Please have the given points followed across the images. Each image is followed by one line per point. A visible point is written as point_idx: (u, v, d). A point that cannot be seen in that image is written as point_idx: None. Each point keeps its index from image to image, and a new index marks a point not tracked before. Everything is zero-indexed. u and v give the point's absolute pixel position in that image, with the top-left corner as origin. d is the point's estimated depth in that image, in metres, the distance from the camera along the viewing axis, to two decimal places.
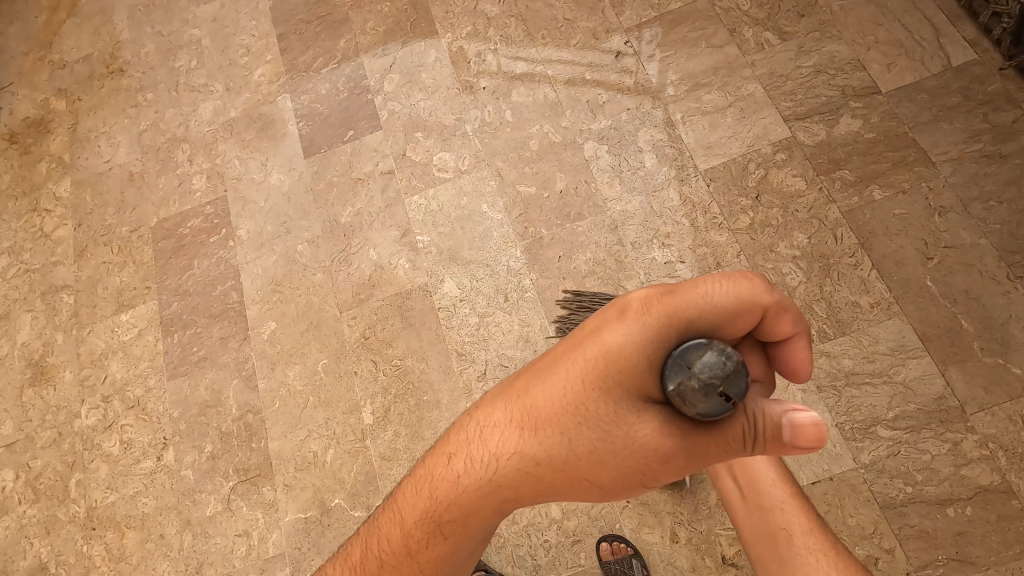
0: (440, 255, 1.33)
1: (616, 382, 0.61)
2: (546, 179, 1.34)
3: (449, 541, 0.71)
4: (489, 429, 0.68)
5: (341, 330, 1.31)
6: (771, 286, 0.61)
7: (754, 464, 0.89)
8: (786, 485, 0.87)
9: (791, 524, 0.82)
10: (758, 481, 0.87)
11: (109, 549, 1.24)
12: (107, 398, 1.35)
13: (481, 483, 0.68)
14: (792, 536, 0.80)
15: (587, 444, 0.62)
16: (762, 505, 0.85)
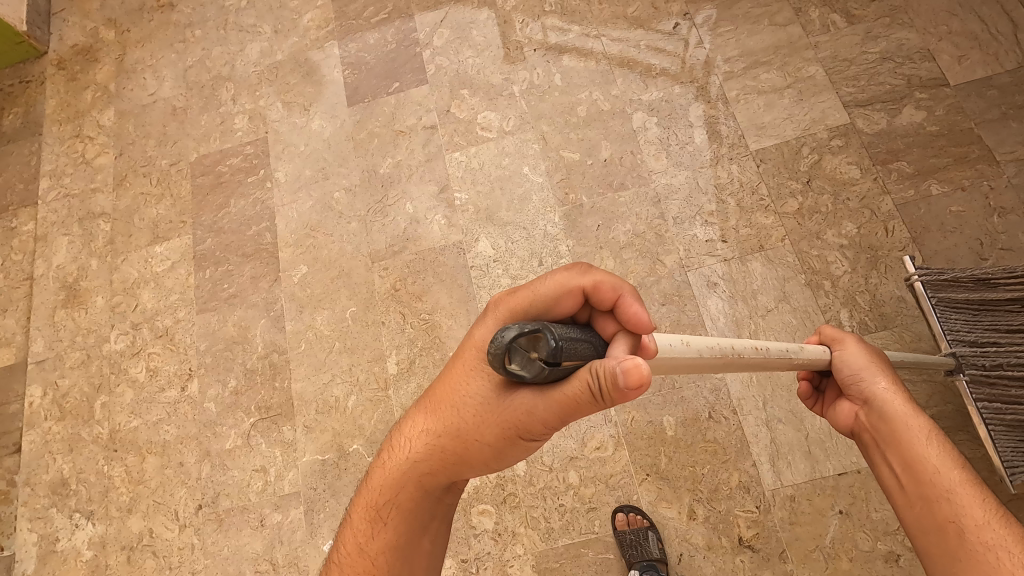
0: (477, 214, 1.31)
1: (476, 359, 0.64)
2: (590, 146, 1.32)
3: (390, 526, 0.68)
4: (406, 422, 0.70)
5: (371, 280, 1.30)
6: (590, 267, 0.64)
7: (919, 442, 0.75)
8: (958, 471, 0.72)
9: (960, 515, 0.69)
10: (923, 466, 0.74)
11: (128, 471, 1.26)
12: (136, 326, 1.37)
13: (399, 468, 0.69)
14: (964, 530, 0.68)
15: (469, 415, 0.63)
16: (925, 493, 0.73)
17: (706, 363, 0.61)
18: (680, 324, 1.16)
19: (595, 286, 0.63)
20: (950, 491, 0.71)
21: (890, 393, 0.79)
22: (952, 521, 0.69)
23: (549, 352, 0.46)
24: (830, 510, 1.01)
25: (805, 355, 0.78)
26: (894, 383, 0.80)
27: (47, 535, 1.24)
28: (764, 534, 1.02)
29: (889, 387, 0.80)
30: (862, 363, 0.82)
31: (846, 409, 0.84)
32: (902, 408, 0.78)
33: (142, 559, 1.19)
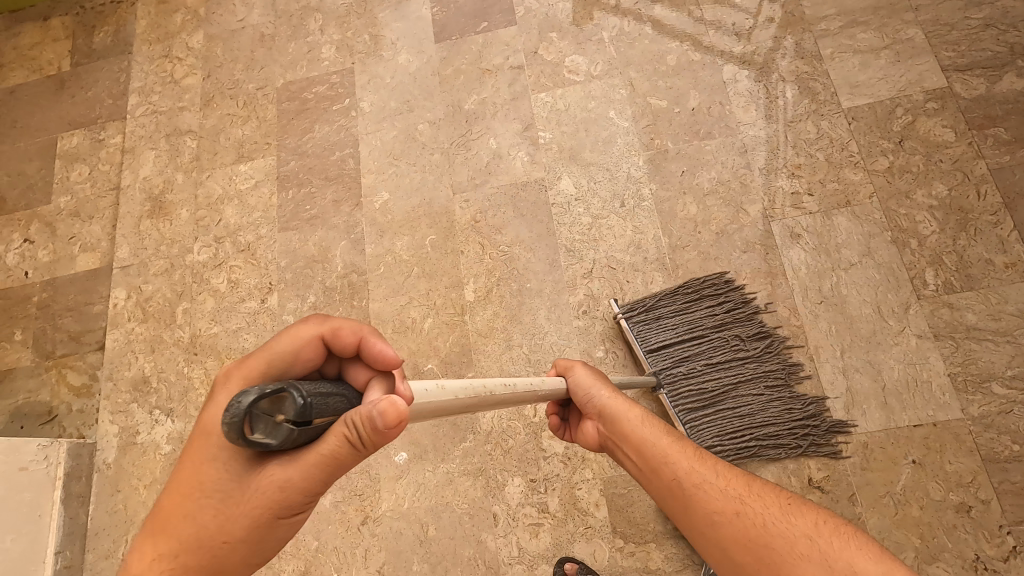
0: (560, 153, 1.33)
1: (212, 449, 0.60)
2: (679, 95, 1.32)
3: None
4: (137, 553, 0.61)
5: (451, 210, 1.33)
6: (320, 322, 0.69)
7: (641, 426, 0.81)
8: (671, 438, 0.79)
9: (678, 471, 0.74)
10: (645, 442, 0.79)
11: (208, 374, 1.31)
12: (219, 240, 1.41)
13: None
14: (682, 484, 0.73)
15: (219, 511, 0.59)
16: (649, 465, 0.77)
17: (459, 403, 0.62)
18: (760, 272, 1.17)
19: (337, 334, 0.67)
20: (664, 452, 0.77)
21: (615, 402, 0.85)
22: (671, 479, 0.74)
23: (296, 412, 0.46)
24: (903, 459, 1.03)
25: (548, 387, 0.81)
26: (614, 391, 0.87)
27: (128, 429, 1.30)
28: (834, 478, 1.04)
29: (608, 398, 0.86)
30: (590, 380, 0.88)
31: (590, 430, 0.89)
32: (624, 407, 0.84)
33: None
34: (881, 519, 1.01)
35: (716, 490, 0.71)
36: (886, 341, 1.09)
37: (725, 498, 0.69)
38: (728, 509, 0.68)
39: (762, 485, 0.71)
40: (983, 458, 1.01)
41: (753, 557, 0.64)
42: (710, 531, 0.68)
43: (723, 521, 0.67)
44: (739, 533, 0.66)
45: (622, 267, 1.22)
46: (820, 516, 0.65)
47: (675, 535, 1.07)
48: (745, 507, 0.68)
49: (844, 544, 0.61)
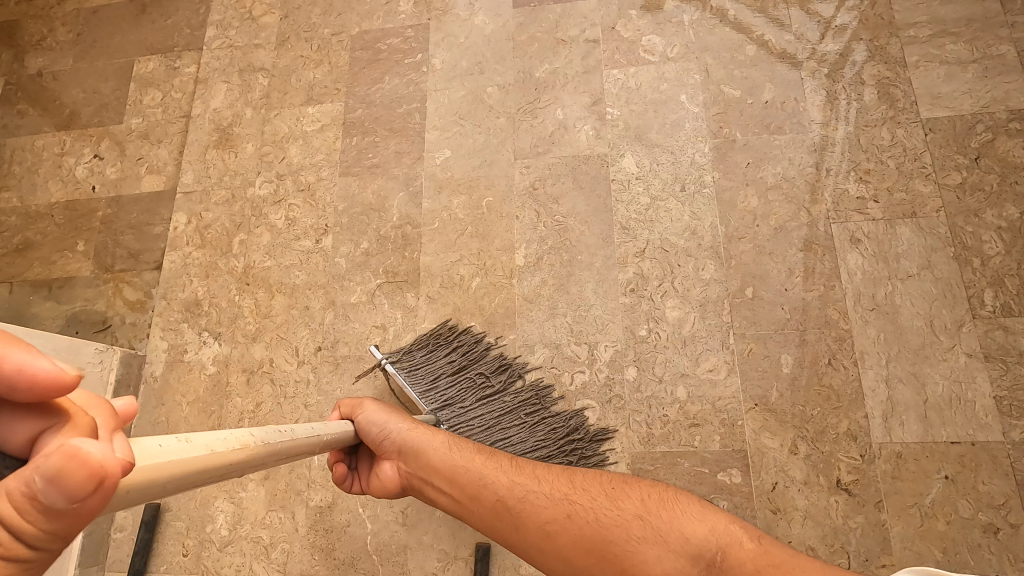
0: (626, 131, 1.33)
1: None
2: (753, 86, 1.31)
3: None
4: None
5: (511, 175, 1.34)
6: None
7: (451, 458, 0.94)
8: (480, 459, 0.94)
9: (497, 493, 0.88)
10: (460, 470, 0.92)
11: (257, 304, 1.35)
12: (281, 177, 1.45)
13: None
14: (507, 505, 0.86)
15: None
16: (471, 494, 0.90)
17: (225, 456, 0.56)
18: (814, 272, 1.16)
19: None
20: (483, 476, 0.90)
21: (411, 434, 0.97)
22: (498, 501, 0.87)
23: None
24: (935, 474, 1.03)
25: (336, 433, 0.88)
26: (411, 423, 0.99)
27: (177, 346, 1.35)
28: (863, 482, 1.04)
29: (402, 432, 0.98)
30: (385, 418, 0.99)
31: (388, 469, 0.99)
32: (425, 436, 0.97)
33: (259, 384, 1.29)
34: (906, 528, 1.01)
35: (543, 499, 0.85)
36: (935, 356, 1.08)
37: (553, 504, 0.84)
38: (560, 514, 0.82)
39: (588, 480, 0.87)
40: (1018, 483, 1.00)
41: (596, 550, 0.77)
42: (545, 542, 0.81)
43: (558, 528, 0.81)
44: (576, 535, 0.79)
45: (675, 250, 1.23)
46: (645, 495, 0.80)
47: None
48: (573, 506, 0.82)
49: (668, 514, 0.76)
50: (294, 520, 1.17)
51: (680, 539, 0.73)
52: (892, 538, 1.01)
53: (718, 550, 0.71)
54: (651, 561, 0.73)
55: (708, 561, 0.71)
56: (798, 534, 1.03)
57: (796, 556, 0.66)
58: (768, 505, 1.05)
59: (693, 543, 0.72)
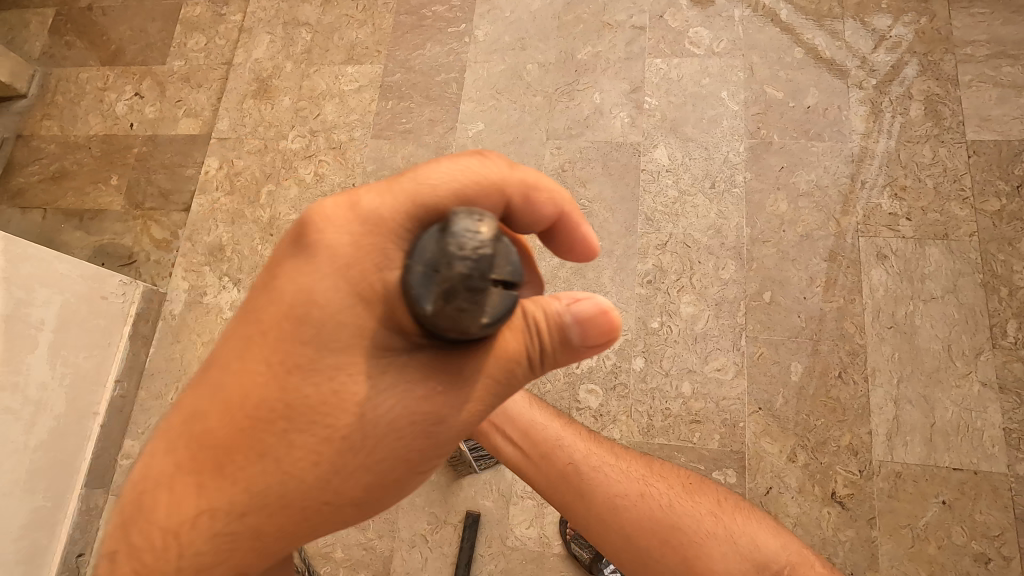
0: (662, 122, 1.31)
1: (306, 347, 0.43)
2: (797, 90, 1.29)
3: None
4: (150, 486, 0.44)
5: (541, 154, 1.34)
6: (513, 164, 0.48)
7: (525, 412, 0.87)
8: (555, 420, 0.88)
9: (575, 457, 0.82)
10: (539, 425, 0.86)
11: None
12: (314, 133, 1.46)
13: (211, 532, 0.43)
14: (579, 470, 0.80)
15: (390, 408, 0.43)
16: (540, 450, 0.84)
17: None
18: (836, 284, 1.15)
19: (535, 200, 0.49)
20: (558, 437, 0.84)
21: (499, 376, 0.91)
22: (568, 464, 0.81)
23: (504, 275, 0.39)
24: (933, 497, 1.02)
25: None
26: None
27: (196, 288, 1.37)
28: (857, 497, 1.03)
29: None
30: None
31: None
32: None
33: None
34: (895, 547, 1.01)
35: (619, 473, 0.80)
36: (948, 381, 1.07)
37: (627, 482, 0.79)
38: (634, 492, 0.78)
39: (665, 468, 0.84)
40: (1016, 516, 0.99)
41: (665, 536, 0.74)
42: (608, 517, 0.77)
43: (626, 503, 0.77)
44: (646, 516, 0.76)
45: (697, 247, 1.22)
46: (719, 496, 0.80)
47: None
48: (648, 489, 0.79)
49: (743, 520, 0.77)
50: None
51: (756, 547, 0.74)
52: (881, 555, 1.01)
53: (790, 566, 0.74)
54: (721, 559, 0.73)
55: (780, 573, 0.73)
56: None
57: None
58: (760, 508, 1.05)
59: (768, 554, 0.74)
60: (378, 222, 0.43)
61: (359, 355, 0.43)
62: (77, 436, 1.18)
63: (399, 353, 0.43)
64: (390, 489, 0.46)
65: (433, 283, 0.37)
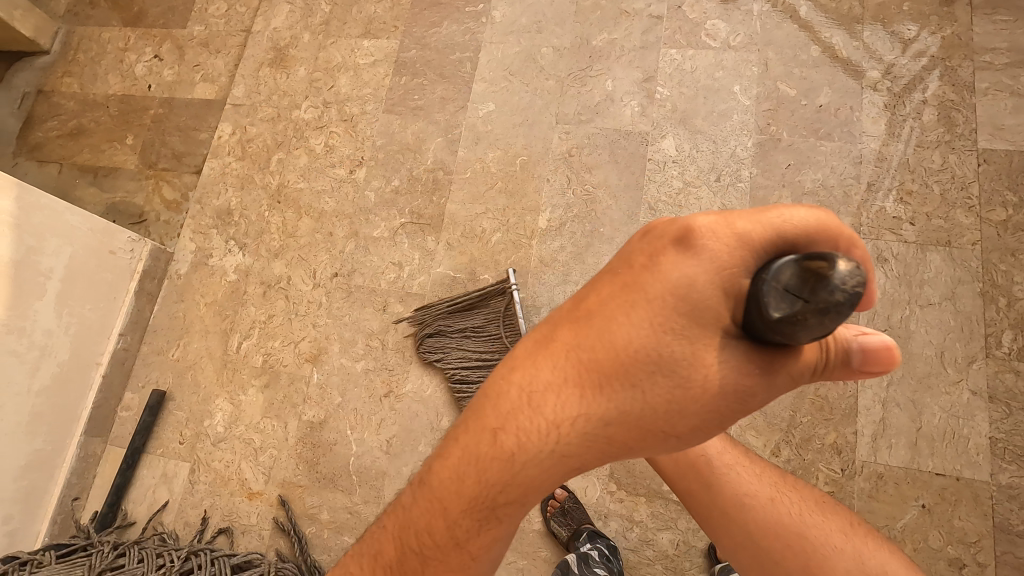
0: (672, 113, 1.31)
1: (677, 311, 0.41)
2: (811, 88, 1.28)
3: (497, 532, 0.47)
4: (522, 388, 0.44)
5: (550, 138, 1.34)
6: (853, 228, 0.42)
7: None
8: None
9: (707, 448, 0.74)
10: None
11: (284, 222, 1.38)
12: (327, 105, 1.47)
13: (577, 433, 0.43)
14: (710, 460, 0.74)
15: (725, 376, 0.41)
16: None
17: None
18: None
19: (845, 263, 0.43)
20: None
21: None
22: (698, 456, 0.74)
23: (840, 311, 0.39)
24: (912, 501, 1.03)
25: None
26: None
27: (203, 250, 1.39)
28: (837, 495, 1.04)
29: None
30: None
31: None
32: None
33: (274, 298, 1.32)
34: None
35: (748, 473, 0.73)
36: (937, 387, 1.07)
37: (759, 487, 0.72)
38: (766, 498, 0.71)
39: (798, 483, 0.74)
40: (994, 525, 1.00)
41: (791, 542, 0.68)
42: (733, 512, 0.71)
43: (757, 507, 0.70)
44: (774, 521, 0.69)
45: None
46: (855, 519, 0.70)
47: (666, 496, 1.08)
48: (779, 497, 0.71)
49: (879, 546, 0.68)
50: (285, 430, 1.22)
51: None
52: None
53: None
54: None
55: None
56: None
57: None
58: None
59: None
60: (749, 242, 0.41)
61: (714, 325, 0.41)
62: (80, 385, 1.21)
63: (731, 337, 0.41)
64: (705, 437, 0.43)
65: (801, 304, 0.37)
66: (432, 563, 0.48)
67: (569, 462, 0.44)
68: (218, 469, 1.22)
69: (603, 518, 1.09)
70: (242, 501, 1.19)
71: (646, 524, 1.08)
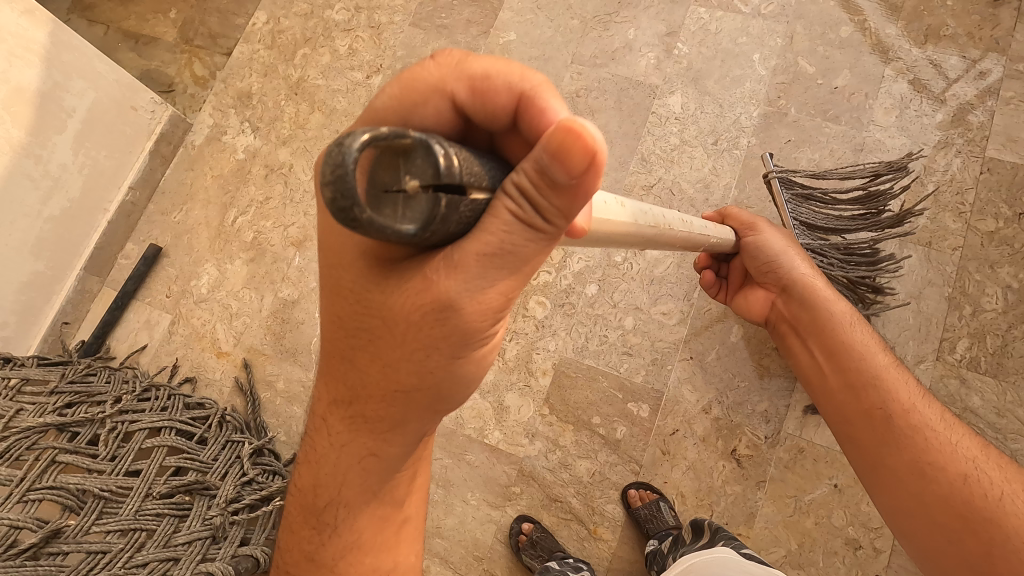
0: (685, 70, 1.30)
1: (346, 274, 0.46)
2: (830, 68, 1.25)
3: (343, 508, 0.58)
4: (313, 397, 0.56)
5: (561, 77, 1.35)
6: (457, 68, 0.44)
7: (854, 340, 0.89)
8: (890, 360, 0.88)
9: (887, 401, 0.83)
10: (856, 355, 0.88)
11: (297, 113, 1.44)
12: (358, 9, 1.49)
13: (335, 419, 0.52)
14: (890, 414, 0.82)
15: (403, 298, 0.41)
16: (854, 386, 0.87)
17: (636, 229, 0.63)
18: None
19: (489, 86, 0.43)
20: (886, 381, 0.85)
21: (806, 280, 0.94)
22: (879, 409, 0.83)
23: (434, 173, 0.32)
24: (826, 479, 1.05)
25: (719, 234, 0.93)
26: (814, 272, 0.95)
27: (219, 126, 1.46)
28: (755, 460, 1.08)
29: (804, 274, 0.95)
30: (781, 247, 0.96)
31: (764, 303, 1.01)
32: (830, 299, 0.93)
33: (274, 182, 1.40)
34: (775, 512, 1.05)
35: (943, 440, 0.78)
36: None
37: (951, 454, 0.76)
38: (954, 471, 0.74)
39: (1001, 461, 0.75)
40: None
41: (960, 506, 0.72)
42: (905, 465, 0.78)
43: (941, 471, 0.75)
44: (945, 483, 0.74)
45: (681, 196, 1.24)
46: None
47: (593, 429, 1.13)
48: (972, 469, 0.74)
49: None
50: (261, 302, 1.31)
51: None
52: (758, 515, 1.05)
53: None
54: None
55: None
56: (676, 479, 1.09)
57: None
58: (661, 445, 1.11)
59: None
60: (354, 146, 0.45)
61: (371, 263, 0.44)
62: (85, 224, 1.31)
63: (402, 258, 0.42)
64: (436, 366, 0.44)
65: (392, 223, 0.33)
66: (310, 557, 0.61)
67: (348, 442, 0.53)
68: (195, 325, 1.32)
69: (530, 436, 1.15)
70: (210, 357, 1.29)
71: (569, 450, 1.13)
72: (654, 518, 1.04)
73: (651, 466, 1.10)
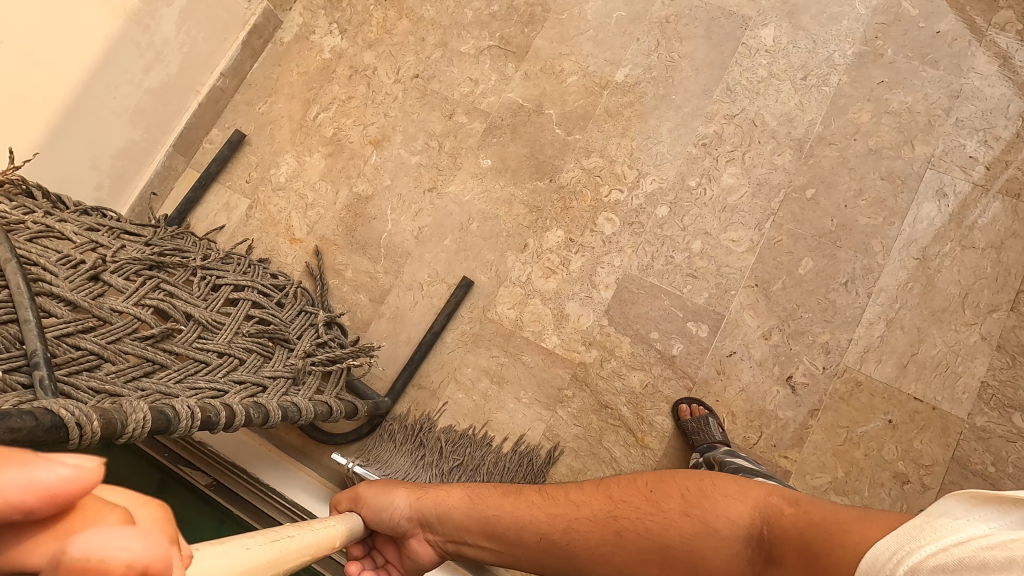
0: (781, 4, 1.27)
1: None
2: (935, 11, 1.21)
3: None
4: None
5: (652, 1, 1.33)
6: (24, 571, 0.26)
7: (480, 505, 0.83)
8: (504, 494, 0.84)
9: (544, 533, 0.78)
10: (490, 519, 0.82)
11: (384, 19, 1.46)
12: None
13: None
14: (553, 541, 0.77)
15: None
16: (517, 541, 0.80)
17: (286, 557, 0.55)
18: (881, 203, 1.14)
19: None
20: (520, 518, 0.80)
21: (421, 505, 0.86)
22: (543, 540, 0.78)
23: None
24: (881, 414, 1.06)
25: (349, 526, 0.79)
26: (415, 490, 0.88)
27: (308, 26, 1.49)
28: (810, 390, 1.08)
29: (413, 504, 0.87)
30: (385, 490, 0.88)
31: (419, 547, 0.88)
32: (441, 493, 0.87)
33: (357, 83, 1.43)
34: (824, 440, 1.06)
35: (587, 523, 0.76)
36: (950, 322, 1.08)
37: (599, 528, 0.75)
38: (620, 541, 0.73)
39: (622, 489, 0.77)
40: (953, 456, 1.02)
41: (655, 557, 0.70)
42: (604, 565, 0.74)
43: (615, 551, 0.73)
44: (633, 550, 0.72)
45: (763, 128, 1.22)
46: (682, 488, 0.73)
47: (649, 344, 1.15)
48: (622, 524, 0.74)
49: (708, 502, 0.70)
50: (336, 194, 1.36)
51: (728, 526, 0.67)
52: (808, 441, 1.06)
53: (763, 523, 0.66)
54: (720, 553, 0.67)
55: (758, 535, 0.66)
56: (728, 398, 1.11)
57: (827, 508, 0.62)
58: (715, 366, 1.12)
59: (743, 526, 0.67)
60: None
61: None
62: (178, 103, 1.37)
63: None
64: None
65: None
66: None
67: None
68: (272, 211, 1.37)
69: (587, 343, 1.17)
70: (284, 242, 1.35)
71: (622, 362, 1.15)
72: (700, 430, 1.06)
73: (704, 383, 1.12)
